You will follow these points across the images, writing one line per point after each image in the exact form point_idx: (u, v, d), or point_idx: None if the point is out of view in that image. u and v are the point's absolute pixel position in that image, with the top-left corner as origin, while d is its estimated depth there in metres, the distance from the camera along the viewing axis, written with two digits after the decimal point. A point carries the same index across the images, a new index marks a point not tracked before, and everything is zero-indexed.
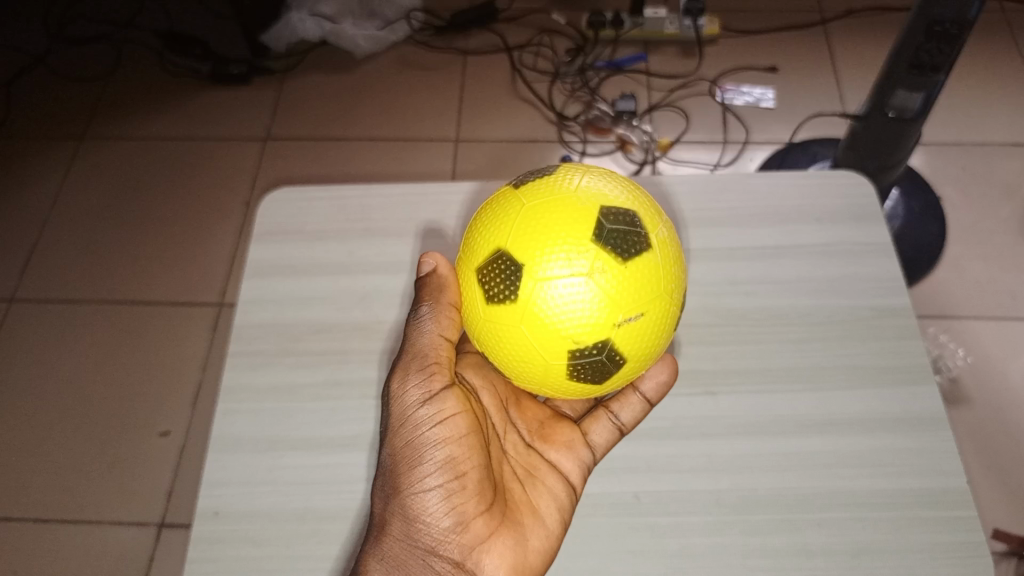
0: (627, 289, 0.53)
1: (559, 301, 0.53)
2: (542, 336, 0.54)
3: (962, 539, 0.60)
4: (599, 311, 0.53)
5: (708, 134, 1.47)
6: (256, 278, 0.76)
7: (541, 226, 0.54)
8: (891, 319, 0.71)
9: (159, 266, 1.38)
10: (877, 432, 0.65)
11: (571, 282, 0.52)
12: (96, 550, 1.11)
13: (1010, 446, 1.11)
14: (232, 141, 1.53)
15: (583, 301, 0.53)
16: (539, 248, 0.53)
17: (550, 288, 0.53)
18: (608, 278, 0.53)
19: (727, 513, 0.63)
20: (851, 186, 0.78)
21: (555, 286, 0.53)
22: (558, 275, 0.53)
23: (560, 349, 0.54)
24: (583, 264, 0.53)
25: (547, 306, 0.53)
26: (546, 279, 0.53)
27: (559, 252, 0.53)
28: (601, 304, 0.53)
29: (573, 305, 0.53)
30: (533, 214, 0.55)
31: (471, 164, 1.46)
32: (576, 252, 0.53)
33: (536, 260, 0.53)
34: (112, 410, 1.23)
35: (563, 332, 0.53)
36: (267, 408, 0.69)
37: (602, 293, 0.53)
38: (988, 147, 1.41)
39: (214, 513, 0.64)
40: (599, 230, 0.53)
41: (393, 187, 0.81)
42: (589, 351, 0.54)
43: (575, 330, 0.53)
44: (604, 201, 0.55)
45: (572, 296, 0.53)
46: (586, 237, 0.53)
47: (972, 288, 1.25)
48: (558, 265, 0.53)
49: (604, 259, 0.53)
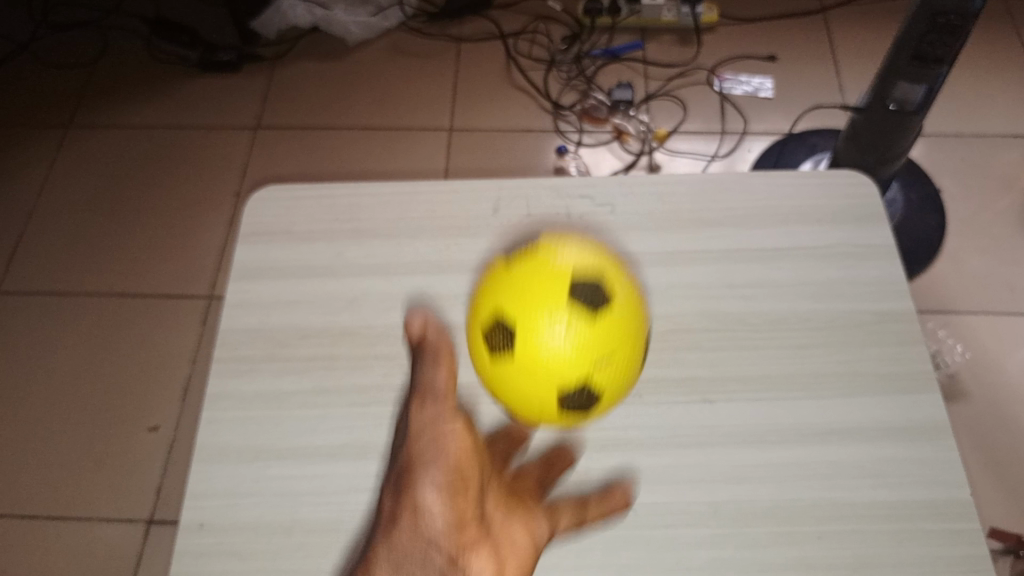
0: (613, 337, 0.48)
1: (556, 354, 0.47)
2: (538, 389, 0.48)
3: (967, 552, 0.59)
4: (590, 358, 0.47)
5: (705, 124, 1.45)
6: (240, 281, 0.74)
7: (520, 290, 0.49)
8: (893, 325, 0.69)
9: (148, 257, 1.36)
10: (880, 442, 0.64)
11: (561, 332, 0.47)
12: (83, 548, 1.09)
13: (1009, 442, 1.10)
14: (222, 129, 1.51)
15: (574, 350, 0.47)
16: (528, 307, 0.48)
17: (545, 345, 0.47)
18: (595, 325, 0.48)
19: (724, 524, 0.61)
20: (851, 185, 0.77)
21: (552, 339, 0.46)
22: (553, 329, 0.47)
23: (560, 400, 0.48)
24: (569, 314, 0.47)
25: (547, 360, 0.47)
26: (541, 335, 0.47)
27: (548, 308, 0.47)
28: (593, 348, 0.47)
29: (566, 355, 0.47)
30: (515, 295, 0.49)
31: (464, 156, 1.44)
32: (564, 303, 0.47)
33: (528, 322, 0.48)
34: (102, 405, 1.21)
35: (564, 382, 0.47)
36: (252, 416, 0.67)
37: (591, 340, 0.47)
38: (989, 139, 1.39)
39: (199, 525, 0.62)
40: (574, 283, 0.49)
41: (382, 186, 0.79)
42: (586, 399, 0.48)
43: (570, 379, 0.47)
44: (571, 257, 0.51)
45: (567, 347, 0.47)
46: (569, 291, 0.48)
47: (971, 282, 1.23)
48: (551, 319, 0.47)
49: (587, 308, 0.47)
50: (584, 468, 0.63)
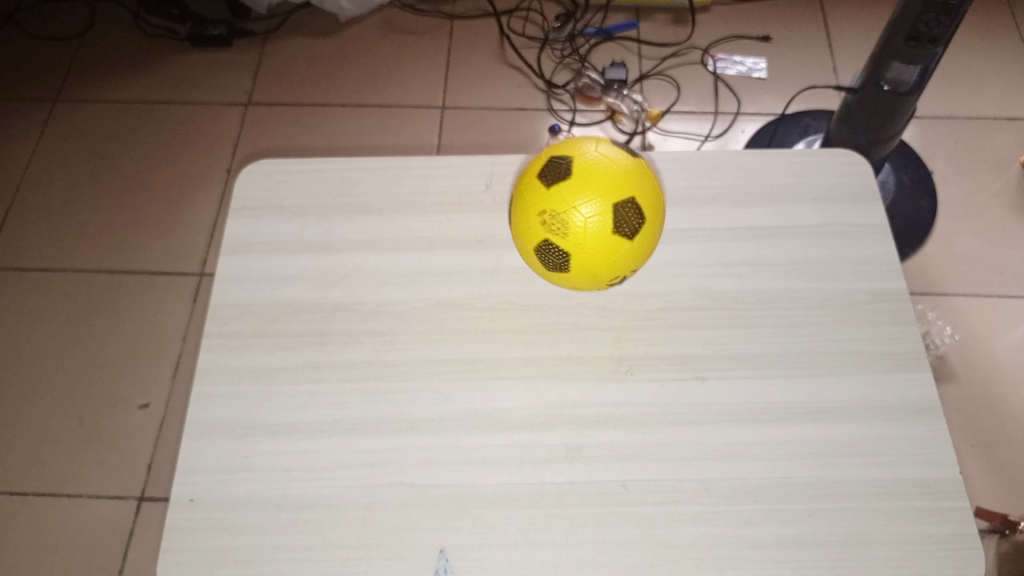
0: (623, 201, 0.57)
1: (584, 226, 0.56)
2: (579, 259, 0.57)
3: (957, 530, 0.59)
4: (609, 216, 0.56)
5: (698, 105, 1.44)
6: (232, 256, 0.74)
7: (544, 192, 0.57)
8: (885, 304, 0.69)
9: (137, 234, 1.35)
10: (871, 420, 0.64)
11: (580, 210, 0.56)
12: (74, 525, 1.09)
13: (997, 424, 1.10)
14: (212, 106, 1.49)
15: (596, 220, 0.56)
16: (553, 204, 0.56)
17: (575, 226, 0.56)
18: (603, 191, 0.56)
19: (715, 502, 0.61)
20: (845, 164, 0.77)
21: (578, 219, 0.56)
22: (576, 211, 0.56)
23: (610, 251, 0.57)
24: (581, 194, 0.56)
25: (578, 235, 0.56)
26: (568, 220, 0.56)
27: (569, 198, 0.56)
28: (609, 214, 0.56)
29: (592, 226, 0.56)
30: (544, 184, 0.58)
31: (457, 134, 1.42)
32: (580, 191, 0.56)
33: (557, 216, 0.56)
34: (91, 383, 1.20)
35: (608, 242, 0.56)
36: (243, 391, 0.67)
37: (602, 204, 0.56)
38: (982, 121, 1.39)
39: (190, 500, 0.62)
40: (579, 171, 0.57)
41: (375, 160, 0.79)
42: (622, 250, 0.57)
43: (603, 239, 0.56)
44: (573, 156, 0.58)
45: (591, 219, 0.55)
46: (587, 180, 0.56)
47: (962, 265, 1.24)
48: (573, 209, 0.56)
49: (595, 185, 0.56)
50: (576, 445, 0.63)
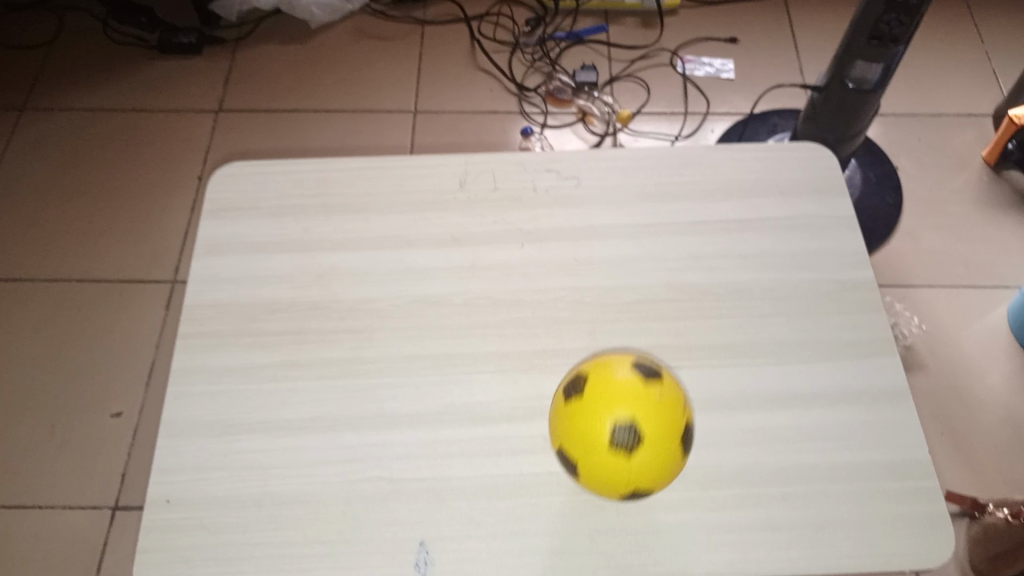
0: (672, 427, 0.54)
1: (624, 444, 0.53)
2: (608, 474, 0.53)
3: (926, 509, 0.61)
4: (650, 440, 0.53)
5: (668, 106, 1.46)
6: (209, 256, 0.74)
7: (593, 398, 0.54)
8: (853, 292, 0.71)
9: (109, 241, 1.34)
10: (841, 405, 0.65)
11: (624, 428, 0.52)
12: (48, 534, 1.08)
13: (964, 412, 1.13)
14: (184, 113, 1.49)
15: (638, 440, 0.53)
16: (597, 415, 0.53)
17: (613, 443, 0.53)
18: (653, 420, 0.53)
19: (692, 488, 0.62)
20: (812, 159, 0.79)
21: (618, 439, 0.53)
22: (617, 427, 0.53)
23: (643, 476, 0.54)
24: (629, 415, 0.53)
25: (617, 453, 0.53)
26: (607, 438, 0.53)
27: (616, 412, 0.53)
28: (654, 436, 0.53)
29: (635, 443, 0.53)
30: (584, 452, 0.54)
31: (429, 136, 1.43)
32: (627, 413, 0.53)
33: (596, 427, 0.53)
34: (64, 391, 1.19)
35: (638, 466, 0.53)
36: (222, 390, 0.67)
37: (644, 427, 0.53)
38: (944, 119, 1.42)
39: (167, 500, 0.62)
40: (636, 392, 0.54)
41: (350, 161, 0.79)
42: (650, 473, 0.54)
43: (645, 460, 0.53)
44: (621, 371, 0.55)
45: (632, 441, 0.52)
46: (641, 400, 0.53)
47: (927, 258, 1.27)
48: (617, 423, 0.53)
49: (644, 410, 0.53)
50: (554, 434, 0.64)
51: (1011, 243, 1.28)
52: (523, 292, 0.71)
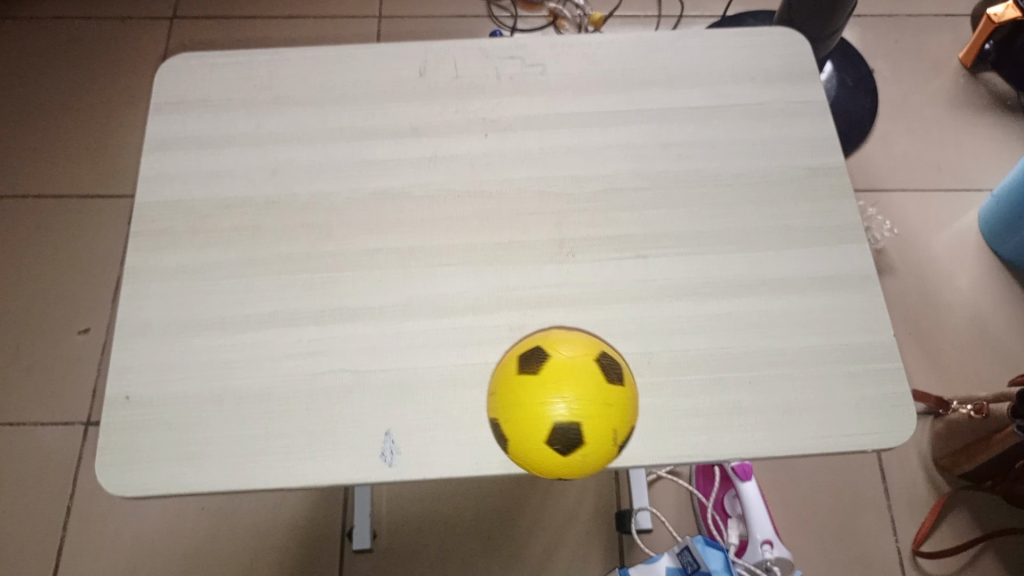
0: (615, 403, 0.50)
1: (565, 419, 0.48)
2: (551, 455, 0.49)
3: (891, 390, 0.61)
4: (592, 415, 0.49)
5: (641, 8, 1.41)
6: (158, 153, 0.71)
7: (533, 378, 0.51)
8: (823, 179, 0.69)
9: (64, 155, 1.29)
10: (808, 291, 0.64)
11: (565, 402, 0.48)
12: (19, 451, 1.06)
13: (931, 313, 1.14)
14: (136, 21, 1.42)
15: (581, 414, 0.48)
16: (538, 392, 0.50)
17: (554, 420, 0.48)
18: (595, 395, 0.49)
19: (658, 375, 0.61)
20: (783, 43, 0.76)
21: (558, 414, 0.48)
22: (551, 412, 0.48)
23: (586, 455, 0.49)
24: (569, 389, 0.49)
25: (558, 430, 0.48)
26: (547, 415, 0.48)
27: (557, 385, 0.49)
28: (590, 393, 0.49)
29: (576, 418, 0.48)
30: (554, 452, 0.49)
31: (398, 25, 1.40)
32: (566, 385, 0.49)
33: (537, 405, 0.49)
34: (25, 309, 1.16)
35: (589, 439, 0.49)
36: (177, 288, 0.65)
37: (586, 401, 0.49)
38: (920, 17, 1.39)
39: (126, 398, 0.61)
40: (576, 368, 0.50)
41: (303, 52, 0.76)
42: (594, 454, 0.49)
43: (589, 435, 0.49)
44: (562, 350, 0.52)
45: (574, 416, 0.48)
46: (581, 376, 0.50)
47: (899, 159, 1.26)
48: (558, 397, 0.49)
49: (585, 383, 0.49)
50: (519, 326, 0.63)
51: (983, 142, 1.26)
52: (487, 184, 0.69)
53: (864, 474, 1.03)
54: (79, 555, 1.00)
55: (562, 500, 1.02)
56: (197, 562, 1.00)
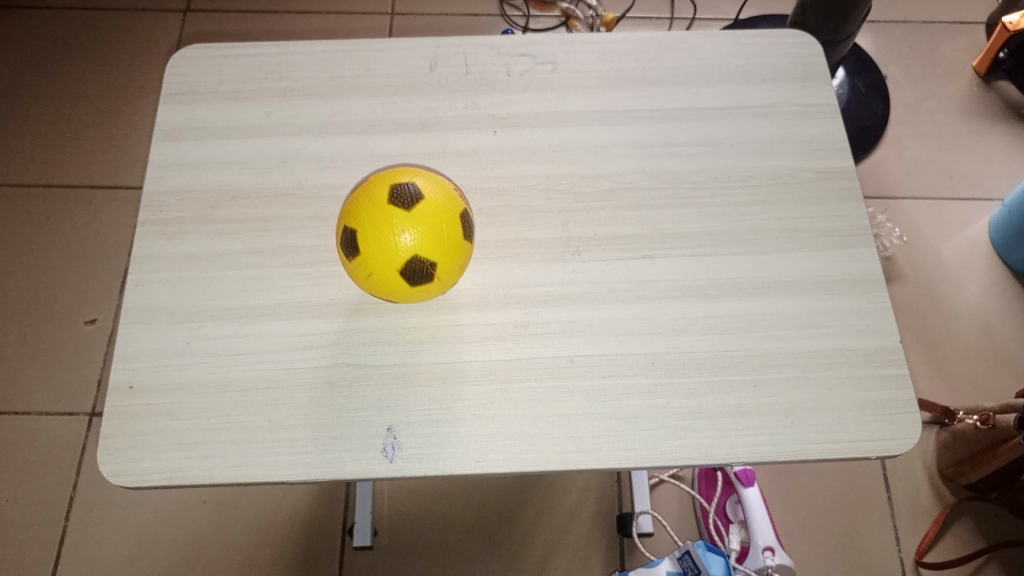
0: (452, 237, 0.55)
1: (410, 249, 0.53)
2: (375, 270, 0.54)
3: (896, 396, 0.60)
4: (432, 247, 0.54)
5: (655, 10, 1.41)
6: (166, 142, 0.71)
7: (378, 205, 0.54)
8: (832, 182, 0.69)
9: (75, 146, 1.29)
10: (815, 294, 0.64)
11: (410, 234, 0.53)
12: (24, 440, 1.06)
13: (939, 320, 1.13)
14: (149, 14, 1.42)
15: (417, 249, 0.53)
16: (384, 220, 0.53)
17: (399, 249, 0.53)
18: (419, 217, 0.53)
19: (662, 374, 0.61)
20: (795, 45, 0.76)
21: (403, 244, 0.53)
22: (385, 242, 0.53)
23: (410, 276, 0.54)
24: (415, 221, 0.53)
25: (388, 256, 0.53)
26: (383, 246, 0.53)
27: (403, 216, 0.53)
28: (414, 219, 0.53)
29: (411, 251, 0.53)
30: (392, 276, 0.54)
31: (411, 19, 1.39)
32: (412, 216, 0.53)
33: (382, 232, 0.53)
34: (33, 298, 1.17)
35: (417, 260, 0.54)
36: (183, 277, 0.65)
37: (429, 235, 0.53)
38: (934, 25, 1.38)
39: (129, 387, 0.61)
40: (424, 201, 0.54)
41: (313, 45, 0.76)
42: (413, 279, 0.55)
43: (417, 266, 0.54)
44: (418, 185, 0.55)
45: (405, 245, 0.53)
46: (427, 215, 0.53)
47: (911, 167, 1.25)
48: (403, 228, 0.53)
49: (430, 217, 0.53)
50: (523, 324, 0.63)
51: (996, 151, 1.26)
52: (492, 180, 0.69)
53: (868, 481, 1.02)
54: (80, 542, 1.00)
55: (563, 500, 1.02)
56: (198, 552, 1.00)
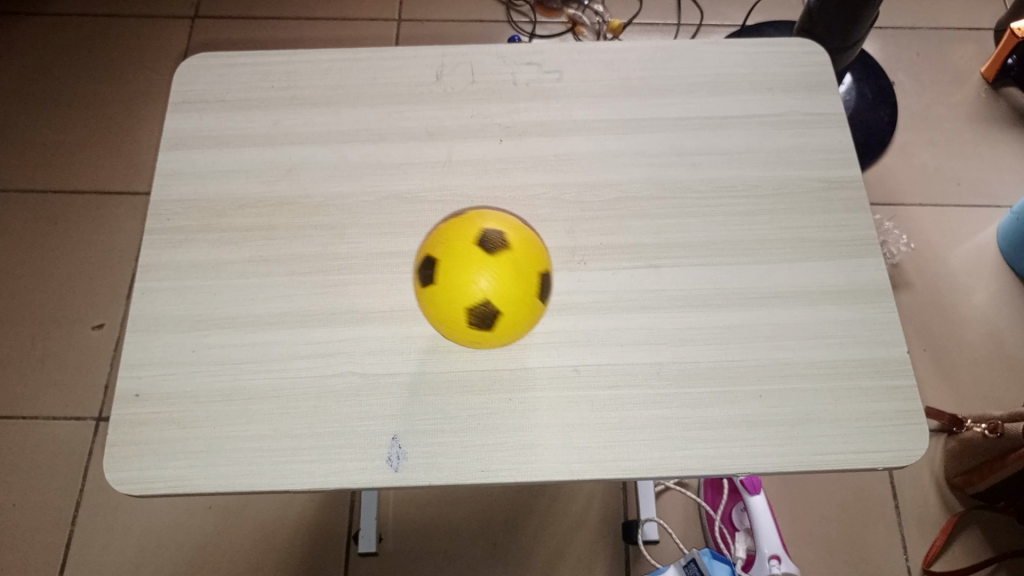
0: (528, 284, 0.54)
1: (487, 295, 0.52)
2: (457, 318, 0.53)
3: (902, 408, 0.60)
4: (513, 289, 0.52)
5: (662, 16, 1.41)
6: (173, 150, 0.72)
7: (454, 251, 0.53)
8: (838, 191, 0.69)
9: (84, 152, 1.30)
10: (822, 304, 0.64)
11: (489, 279, 0.52)
12: (32, 445, 1.07)
13: (947, 328, 1.12)
14: (158, 20, 1.43)
15: (497, 291, 0.52)
16: (461, 267, 0.52)
17: (480, 294, 0.52)
18: (497, 260, 0.52)
19: (668, 384, 0.61)
20: (802, 54, 0.75)
21: (483, 289, 0.52)
22: (465, 289, 0.52)
23: (493, 320, 0.53)
24: (493, 266, 0.52)
25: (469, 302, 0.52)
26: (463, 293, 0.52)
27: (480, 261, 0.52)
28: (492, 262, 0.52)
29: (491, 294, 0.52)
30: (475, 321, 0.53)
31: (419, 28, 1.39)
32: (491, 260, 0.52)
33: (461, 279, 0.52)
34: (41, 303, 1.17)
35: (500, 303, 0.52)
36: (189, 285, 0.65)
37: (508, 276, 0.52)
38: (943, 32, 1.38)
39: (136, 395, 0.61)
40: (500, 243, 0.53)
41: (320, 54, 0.76)
42: (496, 324, 0.54)
43: (499, 310, 0.53)
44: (489, 227, 0.54)
45: (485, 290, 0.52)
46: (504, 256, 0.53)
47: (918, 174, 1.24)
48: (482, 273, 0.52)
49: (507, 259, 0.53)
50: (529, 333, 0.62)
51: (1004, 158, 1.25)
52: (498, 189, 0.69)
53: (875, 490, 1.02)
54: (87, 547, 1.01)
55: (569, 508, 1.02)
56: (203, 557, 1.00)
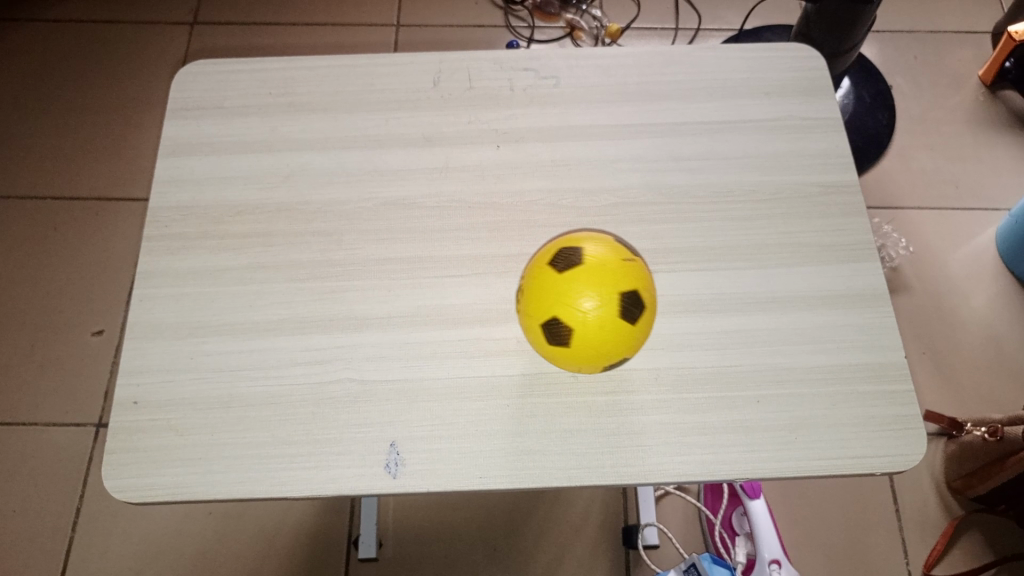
0: (638, 305, 0.53)
1: (594, 317, 0.51)
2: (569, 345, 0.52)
3: (900, 412, 0.60)
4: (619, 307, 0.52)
5: (660, 21, 1.41)
6: (171, 157, 0.72)
7: (555, 279, 0.53)
8: (835, 196, 0.69)
9: (82, 158, 1.30)
10: (819, 309, 0.64)
11: (594, 300, 0.51)
12: (31, 452, 1.07)
13: (946, 331, 1.12)
14: (156, 26, 1.43)
15: (604, 312, 0.51)
16: (564, 293, 0.52)
17: (587, 317, 0.51)
18: (599, 280, 0.52)
19: (666, 390, 0.61)
20: (799, 59, 0.75)
21: (588, 311, 0.51)
22: (571, 314, 0.51)
23: (606, 343, 0.52)
24: (598, 288, 0.51)
25: (576, 327, 0.51)
26: (570, 318, 0.51)
27: (582, 284, 0.52)
28: (594, 285, 0.52)
29: (597, 316, 0.51)
30: (585, 346, 0.52)
31: (417, 34, 1.40)
32: (594, 281, 0.52)
33: (566, 306, 0.52)
34: (40, 310, 1.17)
35: (610, 324, 0.52)
36: (187, 292, 0.65)
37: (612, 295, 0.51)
38: (940, 35, 1.38)
39: (134, 402, 0.61)
40: (599, 263, 0.53)
41: (319, 60, 0.76)
42: (609, 347, 0.53)
43: (609, 330, 0.52)
44: (587, 249, 0.54)
45: (593, 312, 0.51)
46: (605, 275, 0.52)
47: (916, 177, 1.24)
48: (585, 296, 0.51)
49: (608, 278, 0.52)
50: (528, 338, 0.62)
51: (1002, 161, 1.25)
52: (496, 195, 0.69)
53: (875, 494, 1.02)
54: (88, 554, 1.00)
55: (570, 513, 1.02)
56: (204, 565, 1.00)
